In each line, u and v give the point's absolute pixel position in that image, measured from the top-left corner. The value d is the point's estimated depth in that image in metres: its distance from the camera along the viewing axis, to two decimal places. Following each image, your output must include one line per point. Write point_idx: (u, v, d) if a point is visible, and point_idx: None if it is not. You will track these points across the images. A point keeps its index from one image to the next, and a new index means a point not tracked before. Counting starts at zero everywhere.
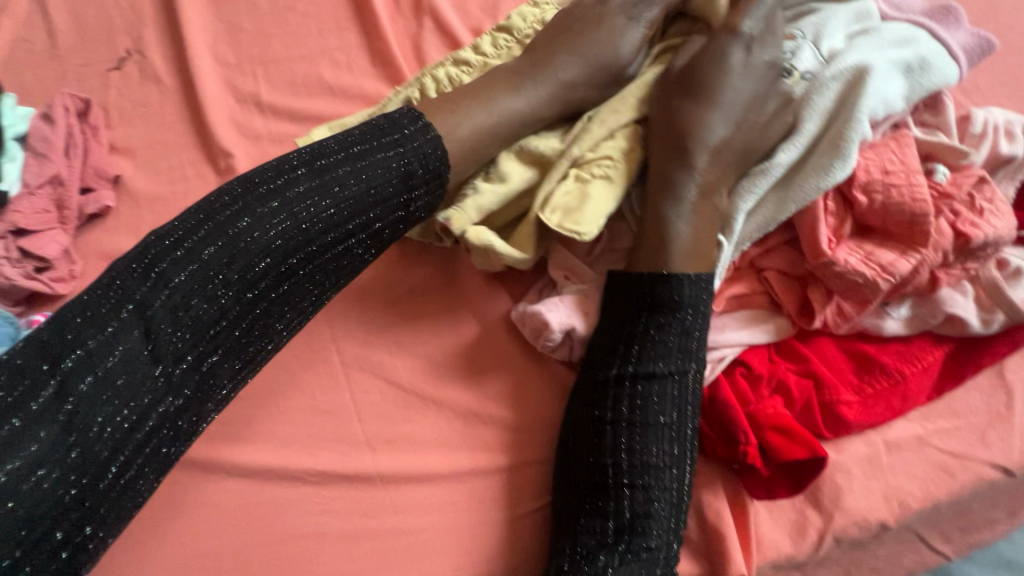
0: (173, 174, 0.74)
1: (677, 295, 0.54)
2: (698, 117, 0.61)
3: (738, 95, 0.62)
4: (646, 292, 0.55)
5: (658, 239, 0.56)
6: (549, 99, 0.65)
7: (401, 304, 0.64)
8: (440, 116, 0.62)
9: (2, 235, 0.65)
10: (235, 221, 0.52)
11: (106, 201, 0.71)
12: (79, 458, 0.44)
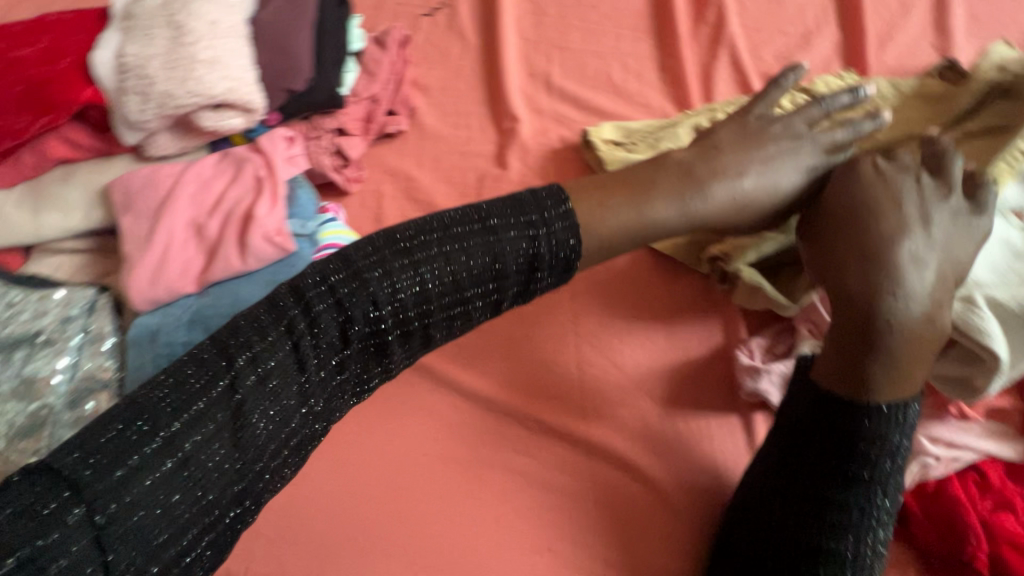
0: (458, 119, 0.83)
1: (892, 420, 0.49)
2: (892, 263, 0.49)
3: (944, 215, 0.51)
4: (841, 428, 0.49)
5: (850, 374, 0.49)
6: (671, 177, 0.55)
7: (637, 300, 0.68)
8: (588, 204, 0.54)
9: (325, 130, 0.76)
10: (404, 274, 0.49)
11: (401, 126, 0.81)
12: (191, 504, 0.41)
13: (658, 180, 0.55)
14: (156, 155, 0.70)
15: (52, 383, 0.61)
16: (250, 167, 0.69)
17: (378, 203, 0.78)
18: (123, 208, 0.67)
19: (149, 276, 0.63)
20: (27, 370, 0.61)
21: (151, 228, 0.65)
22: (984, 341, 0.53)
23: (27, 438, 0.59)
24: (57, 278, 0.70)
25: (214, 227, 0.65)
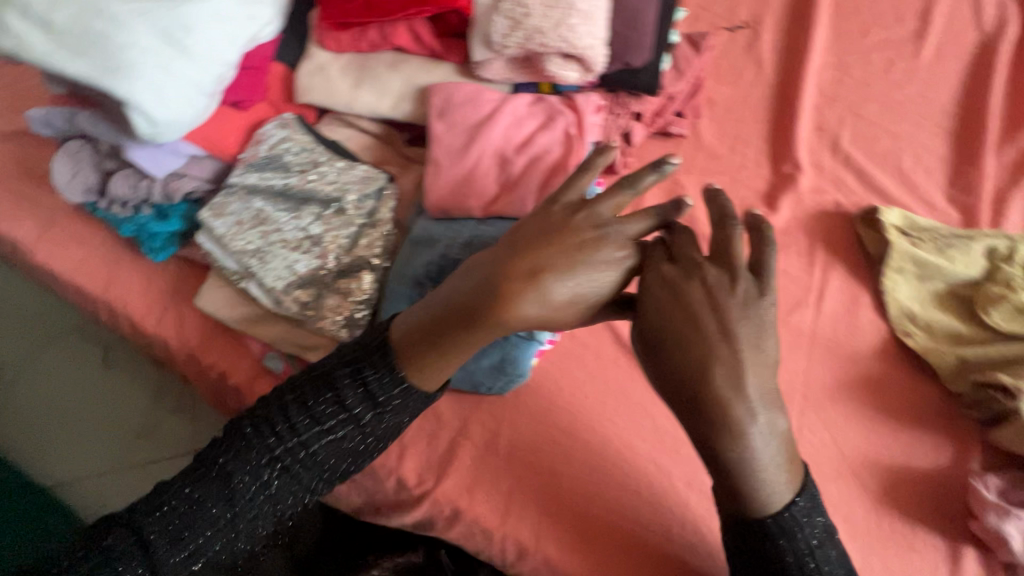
0: (736, 145, 0.83)
1: (792, 530, 0.48)
2: (720, 385, 0.46)
3: (752, 342, 0.47)
4: (776, 552, 0.48)
5: (728, 493, 0.49)
6: (477, 291, 0.48)
7: (874, 394, 0.67)
8: (440, 329, 0.50)
9: (627, 109, 0.75)
10: (304, 415, 0.53)
11: (684, 131, 0.81)
12: (239, 525, 0.54)
13: (488, 281, 0.47)
14: (480, 76, 0.71)
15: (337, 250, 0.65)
16: (562, 121, 0.70)
17: (640, 194, 0.79)
18: (438, 114, 0.69)
19: (451, 189, 0.65)
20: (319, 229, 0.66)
21: (465, 145, 0.67)
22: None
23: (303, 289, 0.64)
24: (347, 149, 0.73)
25: (520, 165, 0.67)
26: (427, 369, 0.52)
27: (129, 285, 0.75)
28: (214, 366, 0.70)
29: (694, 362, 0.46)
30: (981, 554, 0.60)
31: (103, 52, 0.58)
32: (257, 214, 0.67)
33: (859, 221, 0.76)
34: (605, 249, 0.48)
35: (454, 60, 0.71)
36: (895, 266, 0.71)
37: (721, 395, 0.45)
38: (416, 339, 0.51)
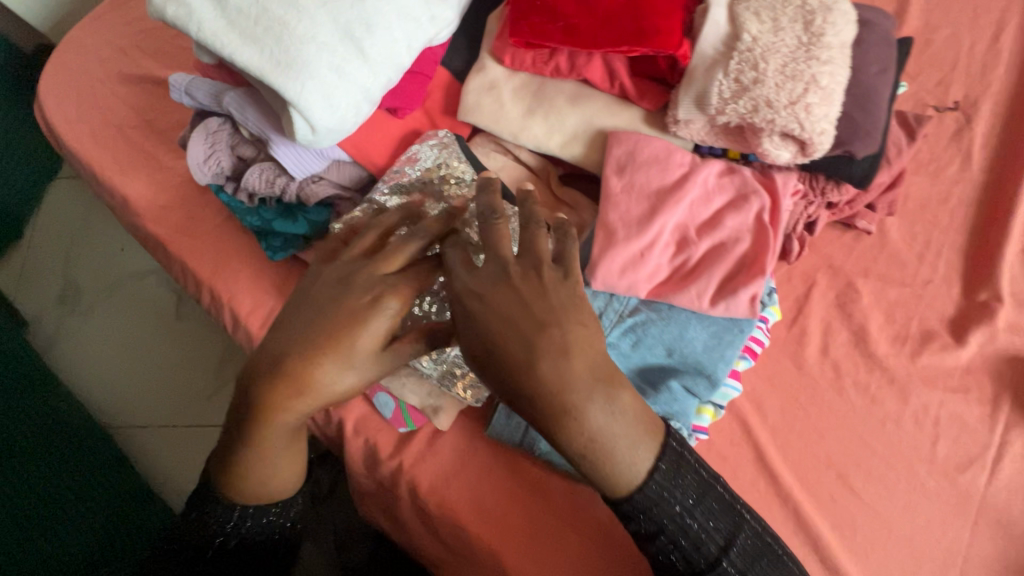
0: (926, 254, 0.72)
1: (656, 500, 0.48)
2: (568, 381, 0.44)
3: (568, 321, 0.46)
4: (649, 529, 0.49)
5: (606, 478, 0.47)
6: (281, 380, 0.49)
7: None
8: (244, 434, 0.52)
9: (822, 198, 0.65)
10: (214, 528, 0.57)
11: (872, 228, 0.71)
12: None
13: (303, 362, 0.49)
14: (671, 132, 0.61)
15: None
16: (756, 204, 0.60)
17: (807, 290, 0.70)
18: (617, 168, 0.60)
19: (620, 265, 0.57)
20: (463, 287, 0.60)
21: (645, 214, 0.58)
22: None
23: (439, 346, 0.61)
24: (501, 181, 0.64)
25: (701, 249, 0.58)
26: (262, 462, 0.54)
27: (238, 278, 0.70)
28: None
29: (518, 351, 0.45)
30: None
31: (279, 41, 0.50)
32: None
33: None
34: (371, 272, 0.51)
35: (646, 106, 0.61)
36: None
37: (495, 315, 0.46)
38: (234, 446, 0.53)
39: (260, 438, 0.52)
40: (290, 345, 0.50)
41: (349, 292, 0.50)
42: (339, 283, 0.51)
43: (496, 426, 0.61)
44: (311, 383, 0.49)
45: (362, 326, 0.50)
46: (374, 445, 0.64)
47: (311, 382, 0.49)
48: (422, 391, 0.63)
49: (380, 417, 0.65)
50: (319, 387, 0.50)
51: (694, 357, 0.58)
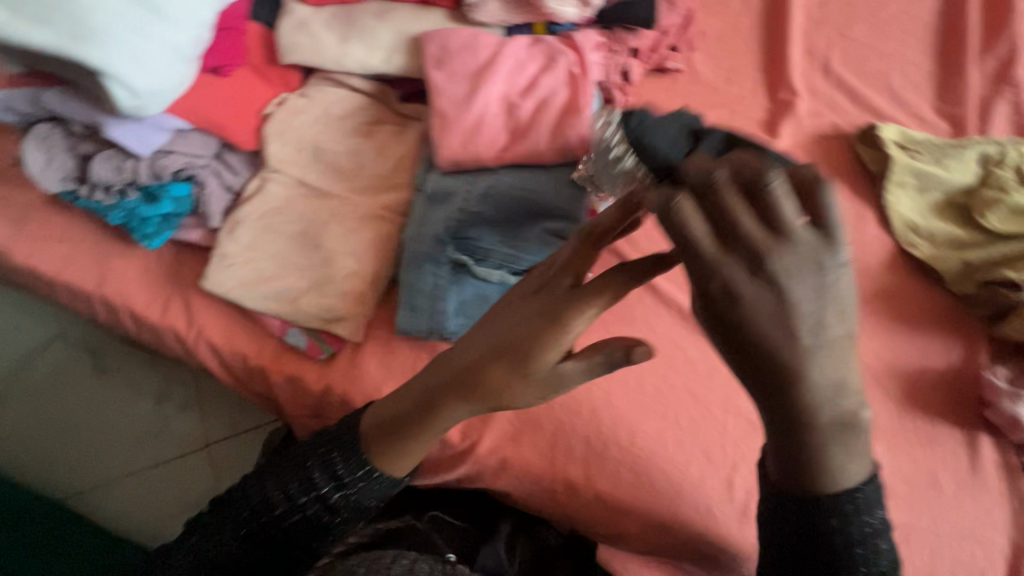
0: (732, 75, 0.82)
1: (846, 506, 0.44)
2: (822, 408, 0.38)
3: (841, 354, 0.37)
4: (811, 525, 0.44)
5: (815, 470, 0.42)
6: (453, 384, 0.49)
7: (893, 306, 0.70)
8: (400, 435, 0.53)
9: (624, 46, 0.74)
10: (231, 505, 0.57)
11: (680, 65, 0.80)
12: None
13: (471, 374, 0.48)
14: (473, 22, 0.69)
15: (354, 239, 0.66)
16: (564, 61, 0.68)
17: None
18: (436, 63, 0.66)
19: (461, 142, 0.64)
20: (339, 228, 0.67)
21: (468, 92, 0.65)
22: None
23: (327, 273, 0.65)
24: (350, 128, 0.72)
25: (525, 109, 0.65)
26: (394, 454, 0.54)
27: (126, 277, 0.71)
28: (234, 349, 0.68)
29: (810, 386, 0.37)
30: (996, 438, 0.64)
31: (65, 12, 0.52)
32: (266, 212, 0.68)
33: (857, 139, 0.77)
34: (733, 260, 0.35)
35: (444, 5, 0.69)
36: (896, 181, 0.74)
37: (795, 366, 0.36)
38: (383, 431, 0.54)
39: (408, 433, 0.52)
40: (456, 370, 0.49)
41: (531, 363, 0.45)
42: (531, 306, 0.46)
43: (405, 324, 0.65)
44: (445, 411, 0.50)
45: (510, 398, 0.46)
46: (299, 380, 0.67)
47: (445, 409, 0.50)
48: (325, 308, 0.65)
49: (299, 355, 0.67)
50: (452, 411, 0.50)
51: (551, 203, 0.65)
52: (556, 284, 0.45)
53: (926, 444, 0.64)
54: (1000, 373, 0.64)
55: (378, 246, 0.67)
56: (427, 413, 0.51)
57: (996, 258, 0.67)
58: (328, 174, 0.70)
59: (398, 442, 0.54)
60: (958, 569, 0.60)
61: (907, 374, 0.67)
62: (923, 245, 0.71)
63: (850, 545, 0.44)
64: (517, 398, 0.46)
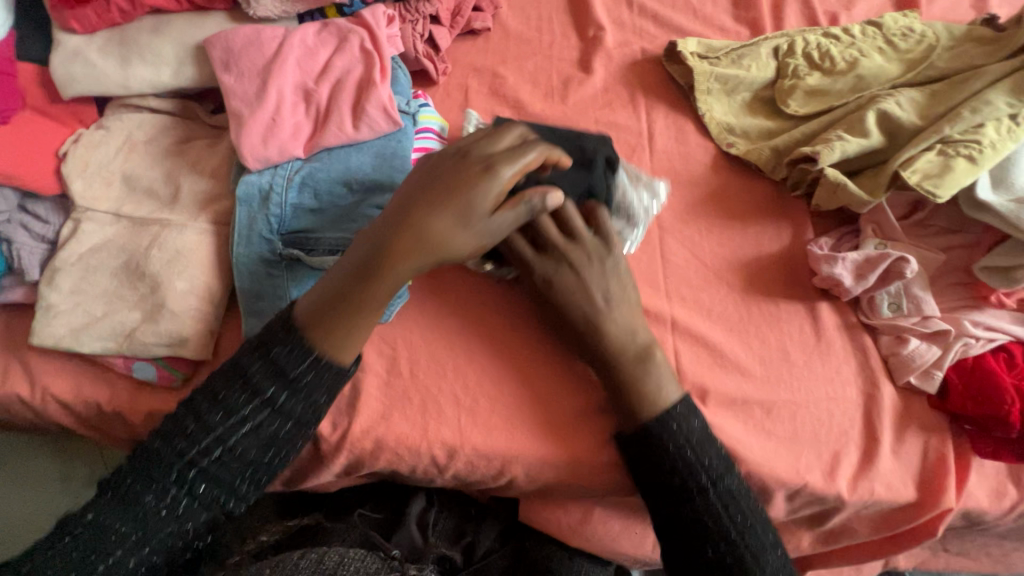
0: (542, 24, 0.85)
1: (681, 422, 0.58)
2: (626, 320, 0.61)
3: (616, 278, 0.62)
4: (658, 441, 0.57)
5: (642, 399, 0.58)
6: (398, 221, 0.53)
7: (725, 204, 0.74)
8: (347, 309, 0.54)
9: (420, 15, 0.76)
10: (194, 441, 0.53)
11: (488, 23, 0.82)
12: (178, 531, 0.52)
13: (407, 220, 0.53)
14: (256, 19, 0.68)
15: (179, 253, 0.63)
16: (355, 39, 0.68)
17: (465, 94, 0.79)
18: (223, 66, 0.65)
19: (260, 136, 0.63)
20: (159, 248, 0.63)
21: (260, 88, 0.64)
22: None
23: (154, 298, 0.62)
24: (159, 149, 0.70)
25: (323, 94, 0.66)
26: (347, 326, 0.54)
27: None
28: (86, 400, 0.65)
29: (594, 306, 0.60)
30: (831, 303, 0.69)
31: None
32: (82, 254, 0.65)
33: (665, 59, 0.81)
34: (573, 249, 0.61)
35: (222, 8, 0.68)
36: (703, 89, 0.77)
37: (586, 281, 0.60)
38: (330, 302, 0.54)
39: (376, 275, 0.53)
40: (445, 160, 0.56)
41: (474, 199, 0.53)
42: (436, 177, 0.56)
43: (252, 330, 0.64)
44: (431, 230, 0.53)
45: (479, 237, 0.54)
46: (159, 413, 0.65)
47: (428, 228, 0.53)
48: (162, 333, 0.61)
49: (153, 387, 0.65)
50: (434, 230, 0.53)
51: (367, 176, 0.65)
52: (495, 165, 0.54)
53: (773, 324, 0.67)
54: (822, 243, 0.69)
55: (210, 261, 0.64)
56: (406, 227, 0.53)
57: (798, 139, 0.72)
58: (143, 200, 0.67)
59: (358, 292, 0.54)
60: (824, 427, 0.63)
61: (748, 263, 0.70)
62: (739, 143, 0.75)
63: (694, 459, 0.57)
64: (465, 230, 0.54)
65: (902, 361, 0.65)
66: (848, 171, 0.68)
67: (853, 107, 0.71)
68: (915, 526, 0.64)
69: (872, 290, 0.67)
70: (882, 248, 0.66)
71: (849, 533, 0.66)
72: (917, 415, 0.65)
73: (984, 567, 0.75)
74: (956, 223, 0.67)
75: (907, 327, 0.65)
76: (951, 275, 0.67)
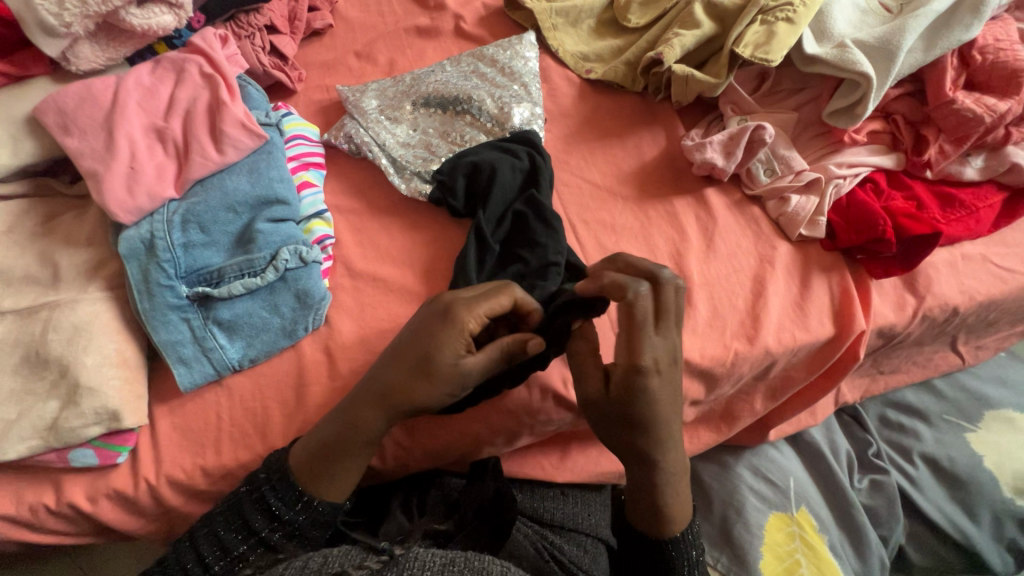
0: (382, 7, 0.85)
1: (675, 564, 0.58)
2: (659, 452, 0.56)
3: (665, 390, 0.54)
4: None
5: (652, 515, 0.58)
6: (411, 377, 0.54)
7: (601, 127, 0.77)
8: (339, 456, 0.57)
9: (255, 28, 0.75)
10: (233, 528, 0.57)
11: (329, 20, 0.82)
12: None
13: (419, 381, 0.54)
14: (81, 73, 0.66)
15: (82, 331, 0.61)
16: (193, 67, 0.67)
17: (327, 93, 0.79)
18: (62, 130, 0.62)
19: (124, 188, 0.61)
20: (56, 330, 0.60)
21: (108, 140, 0.62)
22: (858, 68, 0.65)
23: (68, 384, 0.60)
24: (23, 233, 0.66)
25: (177, 129, 0.64)
26: (321, 476, 0.58)
27: None
28: (29, 507, 0.62)
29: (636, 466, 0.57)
30: (718, 188, 0.74)
31: None
32: None
33: (507, 9, 0.84)
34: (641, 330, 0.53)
35: (41, 72, 0.65)
36: (548, 27, 0.81)
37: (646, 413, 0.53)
38: (313, 471, 0.57)
39: (342, 470, 0.58)
40: (389, 399, 0.55)
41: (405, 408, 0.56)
42: (386, 379, 0.55)
43: (187, 380, 0.63)
44: (359, 433, 0.56)
45: (410, 398, 0.55)
46: (114, 493, 0.62)
47: (358, 431, 0.56)
48: (87, 413, 0.59)
49: (97, 469, 0.62)
50: (366, 427, 0.56)
51: (249, 196, 0.64)
52: (436, 396, 0.55)
53: (672, 221, 0.72)
54: (694, 134, 0.74)
55: (116, 326, 0.62)
56: (343, 444, 0.57)
57: (644, 48, 0.76)
58: (23, 289, 0.64)
59: (318, 459, 0.57)
60: (742, 296, 0.69)
61: (635, 173, 0.75)
62: (596, 67, 0.79)
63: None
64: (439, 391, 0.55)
65: (789, 217, 0.71)
66: (693, 64, 0.73)
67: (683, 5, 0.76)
68: (843, 355, 0.70)
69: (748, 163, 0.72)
70: (744, 122, 0.72)
71: (791, 384, 0.73)
72: (816, 260, 0.71)
73: (914, 375, 0.84)
74: (799, 82, 0.73)
75: (786, 187, 0.71)
76: (807, 130, 0.73)
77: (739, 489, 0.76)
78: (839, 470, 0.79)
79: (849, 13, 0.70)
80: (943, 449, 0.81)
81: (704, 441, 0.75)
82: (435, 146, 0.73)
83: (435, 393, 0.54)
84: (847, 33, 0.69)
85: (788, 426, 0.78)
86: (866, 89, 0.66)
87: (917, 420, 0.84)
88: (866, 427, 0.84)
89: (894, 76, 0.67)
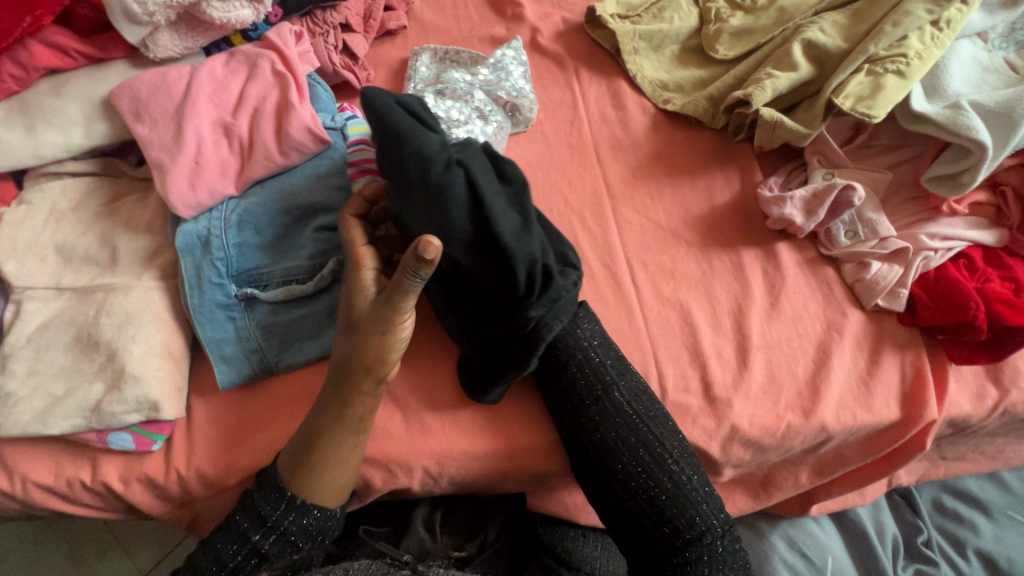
0: (460, 12, 0.83)
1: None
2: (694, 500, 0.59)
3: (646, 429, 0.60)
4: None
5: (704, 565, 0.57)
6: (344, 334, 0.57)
7: (672, 162, 0.73)
8: (321, 443, 0.56)
9: (330, 25, 0.74)
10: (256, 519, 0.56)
11: (403, 22, 0.80)
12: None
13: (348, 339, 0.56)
14: (158, 60, 0.66)
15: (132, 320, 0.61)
16: (265, 63, 0.66)
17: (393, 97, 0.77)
18: (135, 117, 0.63)
19: (187, 182, 0.61)
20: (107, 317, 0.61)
21: (176, 132, 0.62)
22: (973, 134, 0.59)
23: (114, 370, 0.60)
24: (89, 212, 0.67)
25: (243, 126, 0.64)
26: (309, 471, 0.56)
27: None
28: (66, 480, 0.63)
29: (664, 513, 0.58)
30: (790, 242, 0.69)
31: None
32: (29, 337, 0.62)
33: (587, 25, 0.80)
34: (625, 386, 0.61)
35: (121, 55, 0.66)
36: (629, 50, 0.77)
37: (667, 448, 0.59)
38: (298, 460, 0.56)
39: (319, 463, 0.57)
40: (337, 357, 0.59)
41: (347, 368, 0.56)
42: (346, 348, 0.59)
43: (227, 378, 0.62)
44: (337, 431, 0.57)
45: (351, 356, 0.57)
46: (146, 479, 0.63)
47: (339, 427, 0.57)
48: (128, 400, 0.59)
49: (131, 453, 0.63)
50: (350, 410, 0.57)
51: (304, 201, 0.64)
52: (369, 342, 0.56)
53: (737, 274, 0.67)
54: (772, 183, 0.69)
55: (165, 316, 0.63)
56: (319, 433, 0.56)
57: (729, 84, 0.72)
58: (82, 268, 0.65)
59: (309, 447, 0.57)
60: (803, 364, 0.64)
61: (703, 216, 0.70)
62: (675, 98, 0.75)
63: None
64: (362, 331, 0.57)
65: (867, 286, 0.65)
66: (783, 105, 0.68)
67: (780, 41, 0.70)
68: (908, 441, 0.64)
69: (827, 221, 0.67)
70: (830, 178, 0.66)
71: (844, 461, 0.68)
72: (891, 335, 0.65)
73: (980, 466, 0.77)
74: (899, 138, 0.67)
75: (867, 252, 0.65)
76: (900, 193, 0.67)
77: (771, 560, 0.73)
78: (883, 555, 0.73)
79: (969, 70, 0.64)
80: (1002, 549, 0.75)
81: (738, 506, 0.71)
82: (470, 97, 0.69)
83: (364, 332, 0.55)
84: (964, 93, 0.62)
85: (832, 501, 0.73)
86: (979, 158, 0.60)
87: (978, 513, 0.78)
88: (917, 511, 0.78)
89: (1014, 148, 0.60)
